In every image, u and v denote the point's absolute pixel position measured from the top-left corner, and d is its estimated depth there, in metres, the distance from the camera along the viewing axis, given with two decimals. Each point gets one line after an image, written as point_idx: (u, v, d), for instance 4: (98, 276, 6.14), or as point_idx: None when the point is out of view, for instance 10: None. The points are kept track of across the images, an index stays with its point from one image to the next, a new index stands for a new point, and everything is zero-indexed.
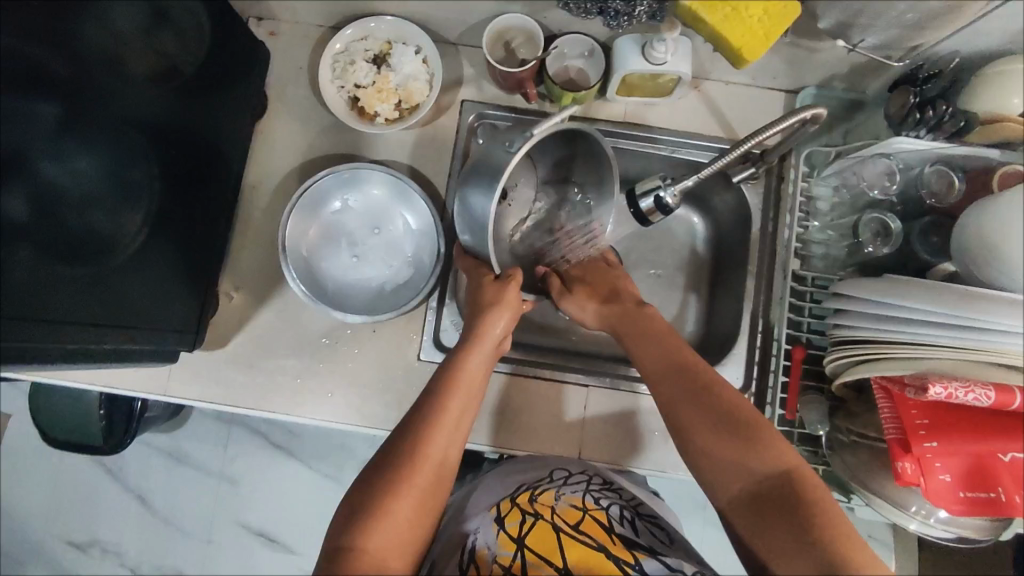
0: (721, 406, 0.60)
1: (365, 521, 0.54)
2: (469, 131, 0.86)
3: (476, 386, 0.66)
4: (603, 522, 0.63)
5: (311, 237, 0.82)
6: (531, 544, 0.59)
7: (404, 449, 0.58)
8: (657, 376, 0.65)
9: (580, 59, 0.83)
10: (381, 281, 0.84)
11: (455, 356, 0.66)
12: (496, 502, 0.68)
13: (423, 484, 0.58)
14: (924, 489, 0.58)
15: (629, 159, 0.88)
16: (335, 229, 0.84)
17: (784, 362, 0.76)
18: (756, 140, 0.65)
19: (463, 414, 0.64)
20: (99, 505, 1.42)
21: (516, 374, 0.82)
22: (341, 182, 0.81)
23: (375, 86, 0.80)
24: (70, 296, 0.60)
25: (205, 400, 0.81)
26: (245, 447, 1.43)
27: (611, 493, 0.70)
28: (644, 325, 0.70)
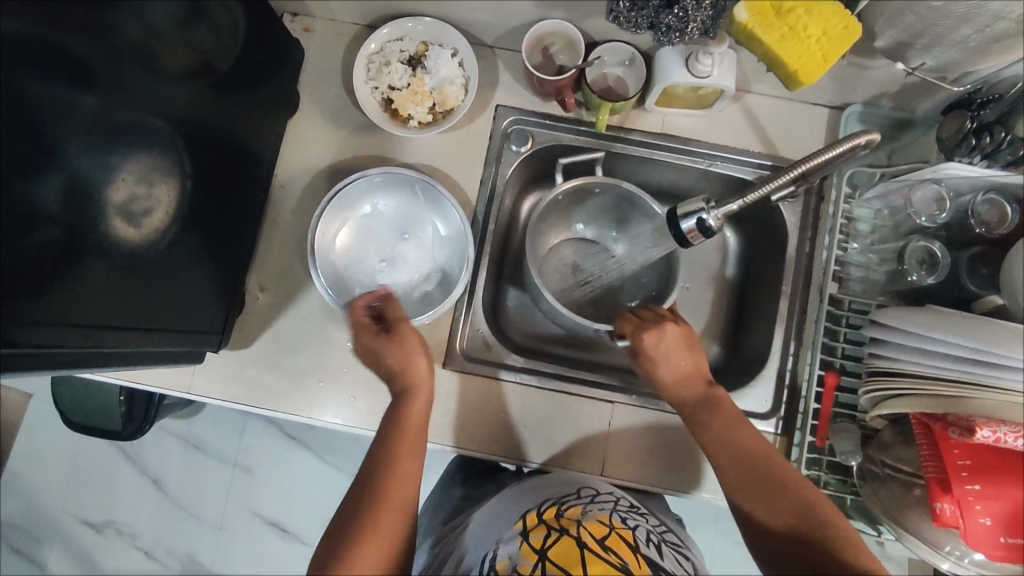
0: (773, 484, 0.60)
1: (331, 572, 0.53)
2: (503, 136, 0.84)
3: (420, 435, 0.65)
4: (628, 541, 0.62)
5: (336, 243, 0.81)
6: (553, 556, 0.58)
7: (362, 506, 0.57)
8: (721, 458, 0.64)
9: (619, 67, 0.81)
10: (409, 287, 0.83)
11: (395, 410, 0.66)
12: (521, 515, 0.66)
13: (382, 533, 0.56)
14: (962, 532, 0.56)
15: (664, 171, 0.87)
16: (360, 233, 0.83)
17: (816, 388, 0.75)
18: (809, 166, 0.64)
19: (413, 461, 0.62)
20: (116, 486, 1.44)
21: (490, 378, 0.81)
22: (370, 187, 0.80)
23: (410, 89, 0.79)
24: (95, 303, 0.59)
25: (228, 400, 0.81)
26: (260, 436, 1.44)
27: (639, 516, 0.69)
28: (717, 412, 0.67)
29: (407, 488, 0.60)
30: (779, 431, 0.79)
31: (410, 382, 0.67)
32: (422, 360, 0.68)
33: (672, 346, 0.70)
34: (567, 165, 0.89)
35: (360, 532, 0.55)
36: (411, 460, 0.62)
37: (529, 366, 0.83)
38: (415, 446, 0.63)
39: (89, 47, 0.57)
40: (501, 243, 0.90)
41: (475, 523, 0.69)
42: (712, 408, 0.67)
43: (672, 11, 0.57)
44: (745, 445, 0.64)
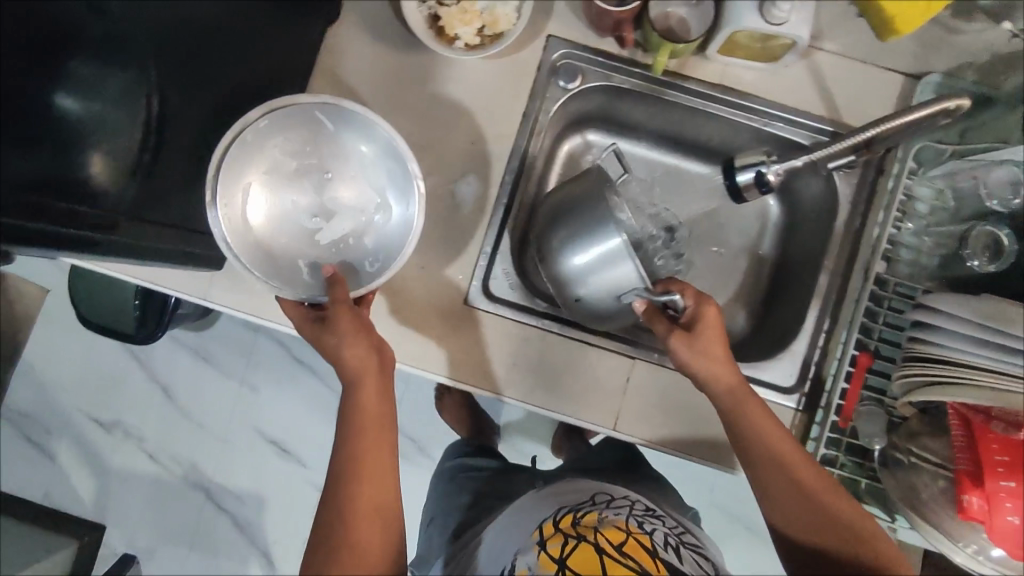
0: (822, 526, 0.61)
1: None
2: (551, 69, 0.79)
3: (383, 406, 0.63)
4: (647, 546, 0.61)
5: (257, 207, 0.68)
6: (572, 566, 0.58)
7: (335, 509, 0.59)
8: (760, 468, 0.64)
9: (684, 7, 0.76)
10: (354, 237, 0.71)
11: (346, 396, 0.62)
12: (538, 524, 0.66)
13: (370, 539, 0.58)
14: (988, 529, 0.54)
15: (717, 126, 0.82)
16: (276, 191, 0.69)
17: (847, 367, 0.72)
18: (884, 126, 0.65)
19: (378, 438, 0.62)
20: (126, 389, 1.47)
21: (513, 321, 0.78)
22: (260, 141, 0.67)
23: (460, 6, 0.74)
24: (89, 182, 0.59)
25: (245, 311, 0.79)
26: (269, 357, 1.46)
27: (656, 520, 0.69)
28: (756, 422, 0.65)
29: (385, 480, 0.61)
30: (801, 408, 0.77)
31: (355, 371, 0.62)
32: (354, 342, 0.62)
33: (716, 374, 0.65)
34: (615, 108, 0.85)
35: (344, 549, 0.57)
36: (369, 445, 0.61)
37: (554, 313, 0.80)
38: (373, 430, 0.62)
39: None
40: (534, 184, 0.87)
41: (489, 533, 0.70)
42: (757, 434, 0.64)
43: None
44: (787, 455, 0.63)
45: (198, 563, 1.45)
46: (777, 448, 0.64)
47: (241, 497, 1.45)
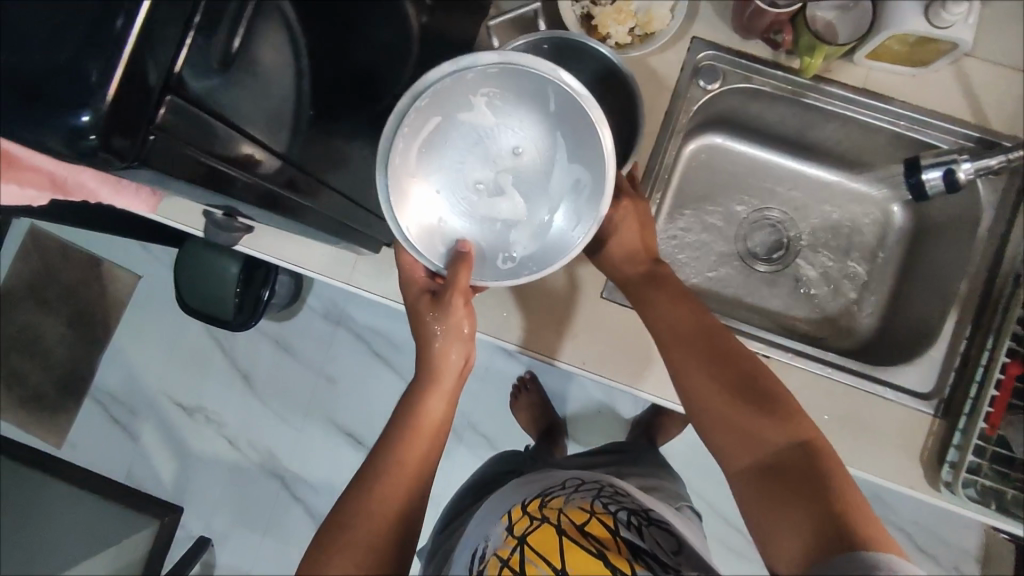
0: (777, 476, 0.53)
1: (325, 568, 0.53)
2: (694, 69, 0.80)
3: (439, 431, 0.62)
4: (608, 525, 0.60)
5: (421, 152, 0.61)
6: (532, 542, 0.59)
7: (362, 498, 0.56)
8: (685, 391, 0.60)
9: (832, 11, 0.77)
10: (507, 220, 0.64)
11: (411, 401, 0.62)
12: (508, 509, 0.67)
13: (378, 540, 0.55)
14: None
15: (855, 130, 0.83)
16: (448, 150, 0.62)
17: (997, 375, 0.70)
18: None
19: (427, 461, 0.60)
20: (211, 376, 1.51)
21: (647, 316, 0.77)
22: (470, 89, 0.60)
23: (615, 6, 0.75)
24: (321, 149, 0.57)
25: (381, 296, 0.82)
26: (350, 351, 1.49)
27: (625, 497, 0.66)
28: (710, 347, 0.60)
29: (413, 493, 0.58)
30: (937, 415, 0.76)
31: (435, 371, 0.63)
32: (461, 346, 0.64)
33: (655, 297, 0.65)
34: (749, 113, 0.87)
35: (356, 541, 0.54)
36: (422, 454, 0.60)
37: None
38: (428, 443, 0.61)
39: None
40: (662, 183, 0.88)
41: (474, 522, 0.70)
42: (677, 362, 0.61)
43: None
44: (734, 385, 0.58)
45: (270, 549, 1.47)
46: (714, 372, 0.59)
47: (315, 487, 1.47)
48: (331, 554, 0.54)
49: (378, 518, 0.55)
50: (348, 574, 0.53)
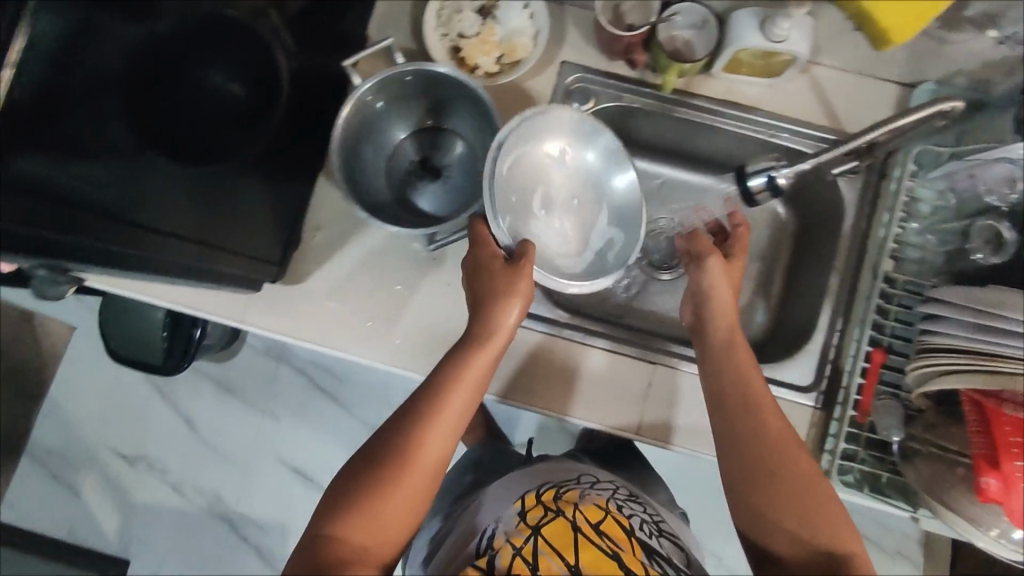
0: (772, 482, 0.61)
1: (361, 499, 0.58)
2: (565, 93, 0.83)
3: (479, 384, 0.65)
4: (623, 525, 0.66)
5: (507, 170, 0.72)
6: (545, 533, 0.63)
7: (400, 439, 0.61)
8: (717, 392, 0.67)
9: (690, 30, 0.80)
10: (551, 241, 0.76)
11: (457, 355, 0.65)
12: (519, 495, 0.71)
13: (398, 510, 0.59)
14: (1008, 510, 0.58)
15: (724, 139, 0.86)
16: (531, 173, 0.75)
17: (862, 364, 0.76)
18: (864, 138, 0.73)
19: (464, 410, 0.64)
20: (152, 422, 1.49)
21: (554, 338, 0.82)
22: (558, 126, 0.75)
23: (480, 37, 0.79)
24: (165, 205, 0.65)
25: (278, 331, 0.83)
26: (292, 386, 1.48)
27: (636, 505, 0.73)
28: (734, 358, 0.68)
29: (440, 448, 0.62)
30: (818, 406, 0.80)
31: (487, 335, 0.66)
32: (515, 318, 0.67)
33: (729, 329, 0.70)
34: (630, 130, 0.90)
35: (394, 475, 0.59)
36: (456, 405, 0.63)
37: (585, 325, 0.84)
38: (468, 395, 0.64)
39: None
40: None
41: (482, 507, 0.73)
42: (732, 363, 0.67)
43: None
44: (757, 391, 0.65)
45: None
46: (740, 376, 0.66)
47: (263, 527, 1.45)
48: (370, 484, 0.59)
49: (413, 460, 0.60)
50: (380, 509, 0.58)
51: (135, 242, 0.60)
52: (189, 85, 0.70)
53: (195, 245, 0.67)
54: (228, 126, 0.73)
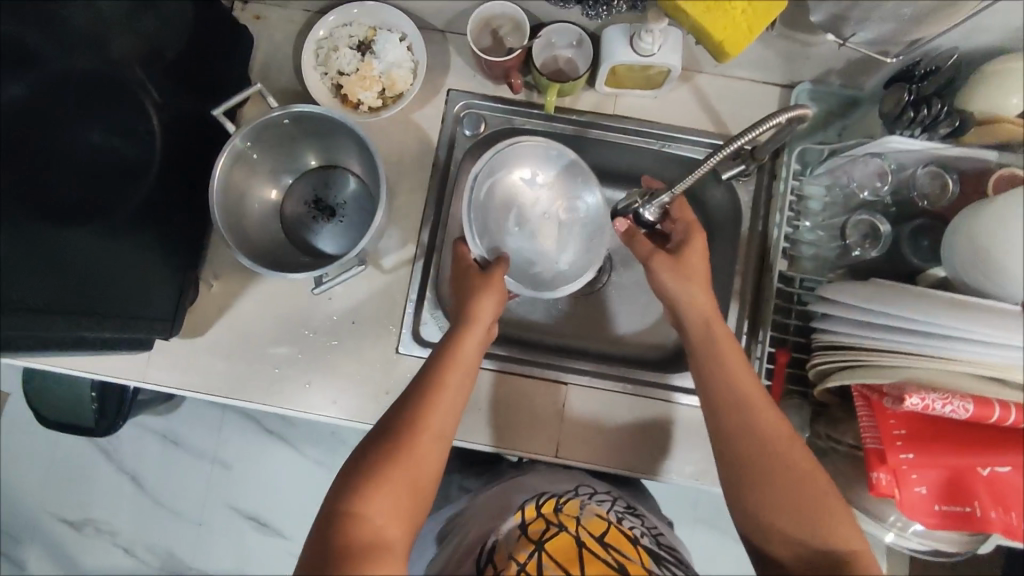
0: (773, 480, 0.58)
1: (376, 473, 0.56)
2: (455, 120, 0.84)
3: (473, 369, 0.67)
4: (626, 536, 0.63)
5: (490, 186, 0.82)
6: (549, 548, 0.58)
7: (407, 417, 0.60)
8: (709, 390, 0.64)
9: (569, 49, 0.80)
10: (524, 256, 0.85)
11: (450, 340, 0.67)
12: (519, 509, 0.67)
13: (411, 476, 0.57)
14: (899, 501, 0.57)
15: (619, 152, 0.87)
16: (508, 192, 0.85)
17: (767, 365, 0.75)
18: (747, 139, 0.58)
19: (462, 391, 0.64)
20: (94, 484, 1.34)
21: (502, 372, 0.81)
22: (545, 158, 0.82)
23: (358, 73, 0.78)
24: (25, 281, 0.58)
25: (182, 387, 0.81)
26: (238, 431, 1.33)
27: (635, 517, 0.70)
28: (719, 350, 0.65)
29: (445, 423, 0.61)
30: None
31: (472, 316, 0.69)
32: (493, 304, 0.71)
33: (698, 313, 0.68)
34: None
35: (402, 450, 0.57)
36: (455, 385, 0.64)
37: (505, 351, 0.84)
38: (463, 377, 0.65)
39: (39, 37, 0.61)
40: None
41: (482, 520, 0.70)
42: (712, 354, 0.65)
43: None
44: (750, 386, 0.63)
45: None
46: (733, 376, 0.63)
47: None
48: (383, 459, 0.57)
49: (418, 437, 0.59)
50: (396, 483, 0.56)
51: (33, 325, 0.58)
52: (69, 147, 0.65)
53: (68, 317, 0.62)
54: (106, 182, 0.69)
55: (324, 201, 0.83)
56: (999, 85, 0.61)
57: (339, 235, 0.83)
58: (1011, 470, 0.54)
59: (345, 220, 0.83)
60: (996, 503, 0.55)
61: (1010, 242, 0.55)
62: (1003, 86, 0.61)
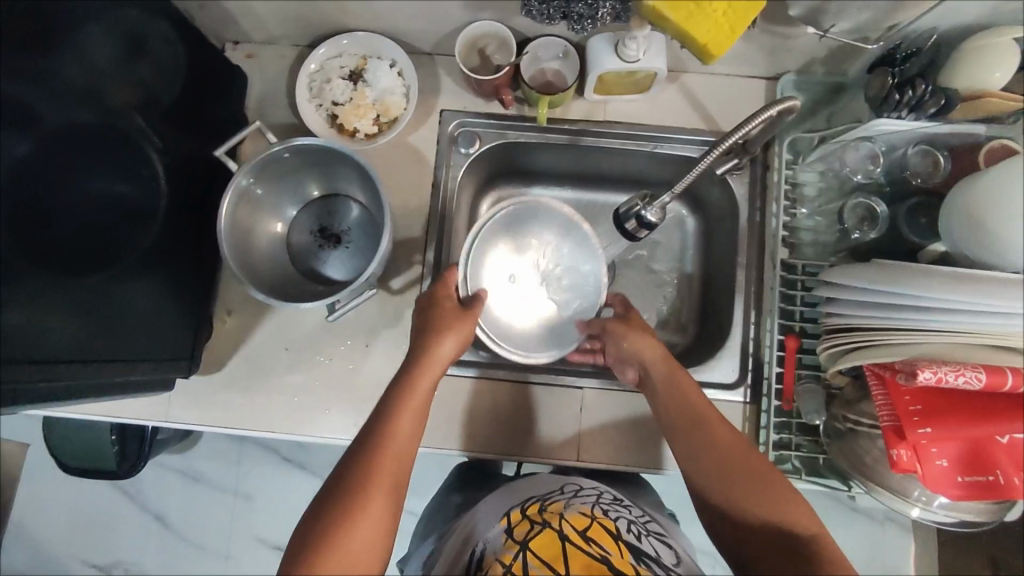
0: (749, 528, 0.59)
1: (336, 530, 0.53)
2: (450, 139, 0.86)
3: (427, 404, 0.66)
4: (611, 531, 0.63)
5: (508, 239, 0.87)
6: (533, 546, 0.59)
7: (357, 470, 0.57)
8: (677, 439, 0.67)
9: (556, 61, 0.82)
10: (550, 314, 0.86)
11: (405, 378, 0.66)
12: (506, 514, 0.68)
13: (371, 525, 0.55)
14: (922, 476, 0.58)
15: (613, 156, 0.88)
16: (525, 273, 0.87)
17: (778, 352, 0.76)
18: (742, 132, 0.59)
19: (416, 429, 0.63)
20: (120, 527, 1.35)
21: (484, 378, 0.83)
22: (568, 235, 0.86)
23: (353, 103, 0.81)
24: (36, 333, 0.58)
25: (204, 424, 0.82)
26: (257, 463, 1.34)
27: (623, 510, 0.70)
28: (681, 400, 0.68)
29: (398, 468, 0.59)
30: (748, 400, 0.81)
31: (429, 354, 0.69)
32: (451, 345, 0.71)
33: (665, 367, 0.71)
34: (519, 161, 0.91)
35: (354, 505, 0.55)
36: (409, 424, 0.63)
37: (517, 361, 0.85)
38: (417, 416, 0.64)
39: (36, 92, 0.61)
40: (462, 244, 0.92)
41: (476, 518, 0.71)
42: (676, 394, 0.69)
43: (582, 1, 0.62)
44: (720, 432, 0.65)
45: None
46: (693, 423, 0.66)
47: None
48: (336, 517, 0.54)
49: (371, 489, 0.56)
50: (352, 541, 0.53)
51: (45, 376, 0.58)
52: (64, 194, 0.66)
53: (81, 365, 0.63)
54: (112, 227, 0.70)
55: (330, 229, 0.85)
56: (981, 60, 0.62)
57: (347, 261, 0.85)
58: None
59: (352, 246, 0.85)
60: (1018, 470, 0.55)
61: (1003, 213, 0.56)
62: (981, 61, 0.62)
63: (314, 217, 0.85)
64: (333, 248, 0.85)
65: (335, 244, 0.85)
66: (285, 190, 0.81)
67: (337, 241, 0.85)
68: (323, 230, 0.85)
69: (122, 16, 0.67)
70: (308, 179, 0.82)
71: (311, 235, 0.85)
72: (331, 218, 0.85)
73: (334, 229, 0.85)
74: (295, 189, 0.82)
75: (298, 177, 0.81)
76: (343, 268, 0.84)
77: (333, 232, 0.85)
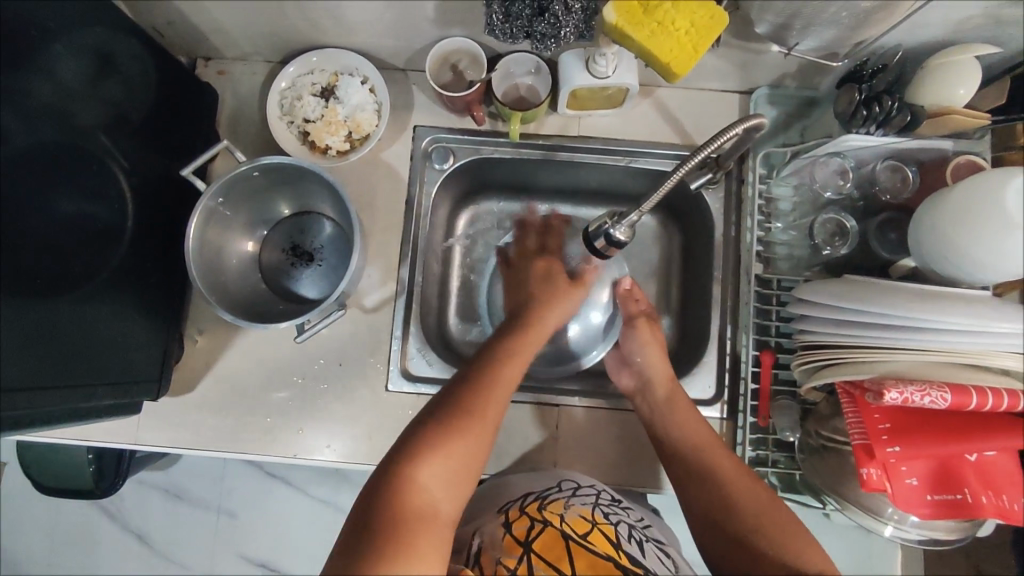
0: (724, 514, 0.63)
1: (441, 433, 0.55)
2: (425, 156, 0.86)
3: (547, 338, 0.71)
4: (611, 538, 0.62)
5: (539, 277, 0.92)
6: (538, 549, 0.59)
7: (467, 387, 0.60)
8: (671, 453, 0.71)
9: (528, 76, 0.81)
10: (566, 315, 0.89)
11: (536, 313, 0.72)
12: (504, 509, 0.67)
13: (475, 437, 0.57)
14: (892, 495, 0.57)
15: (589, 170, 0.88)
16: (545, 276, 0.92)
17: (754, 368, 0.76)
18: (714, 147, 0.58)
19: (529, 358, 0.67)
20: (100, 547, 1.33)
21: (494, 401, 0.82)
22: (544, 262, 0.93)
23: (323, 120, 0.79)
24: (12, 360, 0.58)
25: (174, 446, 0.81)
26: (240, 478, 1.32)
27: (620, 511, 0.69)
28: (676, 408, 0.74)
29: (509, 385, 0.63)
30: (725, 416, 0.80)
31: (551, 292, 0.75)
32: (561, 317, 0.74)
33: (671, 407, 0.74)
34: (494, 176, 0.91)
35: (465, 421, 0.57)
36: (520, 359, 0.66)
37: None
38: (531, 350, 0.68)
39: (5, 116, 0.59)
40: (439, 259, 0.91)
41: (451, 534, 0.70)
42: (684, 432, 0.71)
43: (544, 19, 0.62)
44: (702, 439, 0.70)
45: None
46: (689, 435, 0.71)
47: None
48: (450, 424, 0.56)
49: (484, 407, 0.59)
50: (456, 454, 0.55)
51: (15, 403, 0.58)
52: (40, 215, 0.64)
53: (61, 387, 0.63)
54: (85, 246, 0.68)
55: (300, 247, 0.84)
56: (945, 78, 0.62)
57: (319, 280, 0.84)
58: (997, 453, 0.55)
59: (324, 265, 0.84)
60: (985, 488, 0.55)
61: (968, 232, 0.56)
62: (947, 78, 0.62)
63: (286, 236, 0.84)
64: (304, 265, 0.84)
65: (307, 262, 0.84)
66: (254, 208, 0.80)
67: (309, 259, 0.84)
68: (294, 249, 0.84)
69: (87, 32, 0.66)
70: (278, 198, 0.81)
71: (283, 255, 0.84)
72: (302, 237, 0.84)
73: (305, 247, 0.84)
74: (263, 209, 0.81)
75: (266, 196, 0.80)
76: (315, 286, 0.83)
77: (305, 250, 0.84)
